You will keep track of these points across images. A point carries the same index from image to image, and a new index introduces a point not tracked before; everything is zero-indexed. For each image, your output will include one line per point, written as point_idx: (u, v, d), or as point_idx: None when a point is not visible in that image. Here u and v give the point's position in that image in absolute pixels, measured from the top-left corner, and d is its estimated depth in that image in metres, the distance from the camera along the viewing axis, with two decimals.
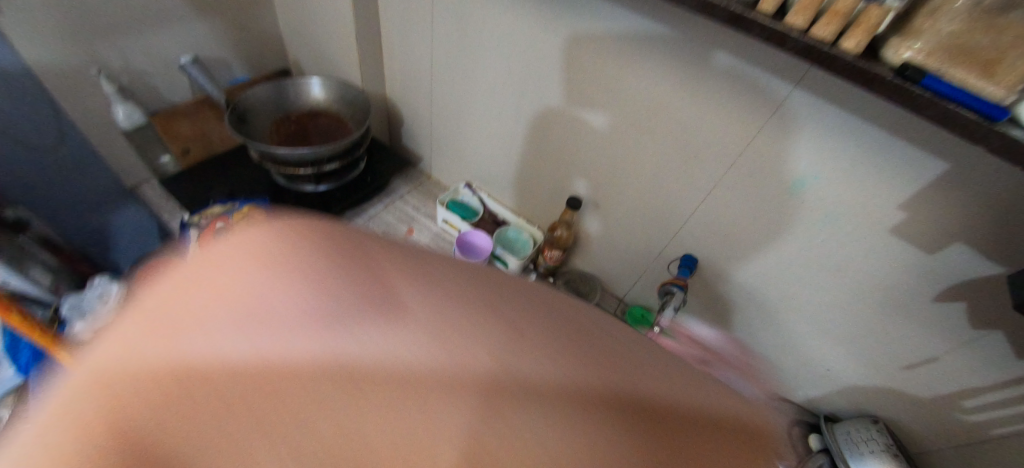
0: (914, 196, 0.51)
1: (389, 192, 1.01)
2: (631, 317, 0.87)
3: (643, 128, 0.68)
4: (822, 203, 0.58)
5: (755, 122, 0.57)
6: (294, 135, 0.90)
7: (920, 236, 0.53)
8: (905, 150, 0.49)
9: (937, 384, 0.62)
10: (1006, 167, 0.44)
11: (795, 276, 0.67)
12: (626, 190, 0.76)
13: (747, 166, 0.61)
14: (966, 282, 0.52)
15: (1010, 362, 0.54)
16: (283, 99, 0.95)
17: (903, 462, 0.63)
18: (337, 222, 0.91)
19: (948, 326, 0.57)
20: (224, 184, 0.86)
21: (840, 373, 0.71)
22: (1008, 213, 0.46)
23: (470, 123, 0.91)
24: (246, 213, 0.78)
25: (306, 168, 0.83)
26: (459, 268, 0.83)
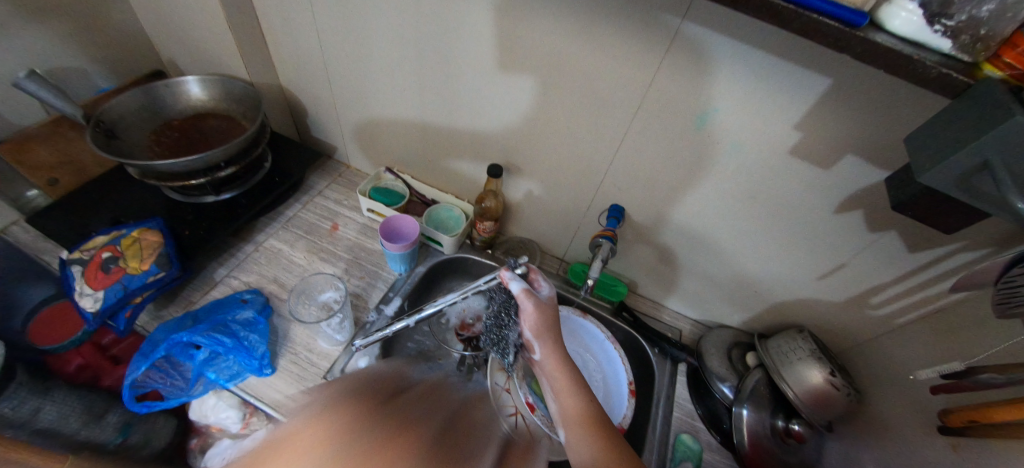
0: (804, 115, 0.52)
1: (306, 189, 0.95)
2: (573, 274, 0.88)
3: (549, 83, 0.65)
4: (723, 135, 0.58)
5: (650, 63, 0.56)
6: (179, 143, 0.80)
7: (814, 153, 0.54)
8: (792, 70, 0.49)
9: (847, 287, 0.66)
10: (880, 75, 0.45)
11: (712, 210, 0.68)
12: (544, 151, 0.74)
13: (652, 108, 0.60)
14: (858, 190, 0.55)
15: (905, 257, 0.58)
16: (158, 105, 0.84)
17: (827, 363, 0.66)
18: (252, 231, 0.85)
19: (850, 233, 0.60)
20: (107, 211, 0.77)
21: (765, 293, 0.76)
22: (887, 118, 0.48)
23: (377, 103, 0.85)
24: (137, 238, 0.70)
25: (198, 178, 0.75)
26: (390, 257, 0.79)
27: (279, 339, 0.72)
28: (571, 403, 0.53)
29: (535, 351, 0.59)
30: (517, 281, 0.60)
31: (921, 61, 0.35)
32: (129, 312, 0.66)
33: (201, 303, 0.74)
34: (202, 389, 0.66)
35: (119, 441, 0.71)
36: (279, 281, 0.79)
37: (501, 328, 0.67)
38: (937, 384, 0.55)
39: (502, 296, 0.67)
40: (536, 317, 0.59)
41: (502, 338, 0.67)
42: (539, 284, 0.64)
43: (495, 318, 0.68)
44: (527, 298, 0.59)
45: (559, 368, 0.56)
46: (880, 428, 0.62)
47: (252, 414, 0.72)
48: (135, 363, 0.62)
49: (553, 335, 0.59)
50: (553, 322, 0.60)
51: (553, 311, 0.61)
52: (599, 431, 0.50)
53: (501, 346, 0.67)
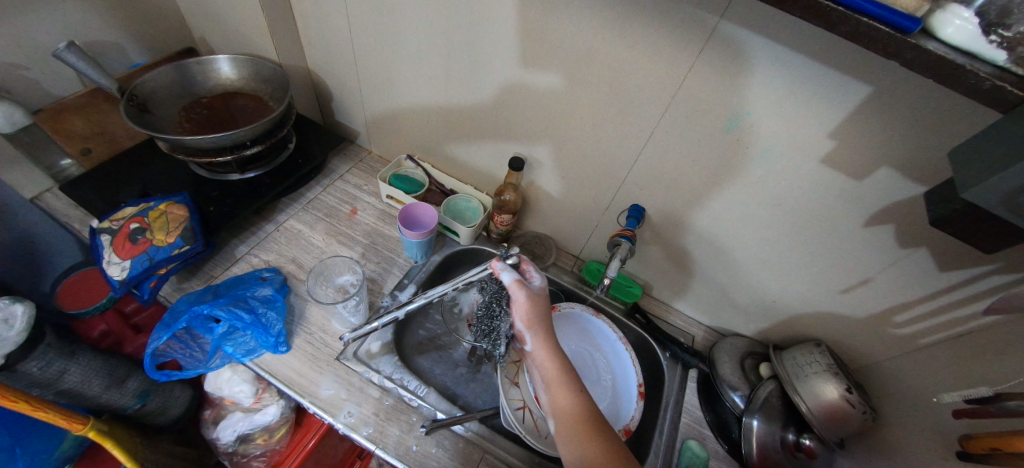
0: (841, 123, 0.50)
1: (327, 172, 0.96)
2: (587, 273, 0.87)
3: (577, 77, 0.64)
4: (753, 140, 0.57)
5: (683, 62, 0.55)
6: (208, 120, 0.82)
7: (849, 163, 0.53)
8: (832, 77, 0.48)
9: (871, 302, 0.65)
10: (927, 86, 0.44)
11: (735, 216, 0.67)
12: (567, 148, 0.74)
13: (682, 109, 0.59)
14: (892, 204, 0.53)
15: (935, 276, 0.57)
16: (190, 82, 0.85)
17: (843, 378, 0.65)
18: (273, 211, 0.86)
19: (879, 248, 0.58)
20: (136, 183, 0.79)
21: (784, 304, 0.74)
22: (929, 129, 0.46)
23: (402, 90, 0.85)
24: (164, 211, 0.72)
25: (226, 156, 0.76)
26: (407, 244, 0.80)
27: (295, 318, 0.73)
28: (563, 397, 0.53)
29: (526, 343, 0.58)
30: (510, 272, 0.60)
31: (973, 71, 0.34)
32: (155, 282, 0.68)
33: (222, 277, 0.75)
34: (219, 362, 0.67)
35: (136, 407, 0.71)
36: (297, 262, 0.80)
37: (492, 319, 0.69)
38: (961, 408, 0.53)
39: (494, 286, 0.70)
40: (527, 307, 0.58)
41: (493, 328, 0.69)
42: (529, 274, 0.63)
43: (486, 309, 0.70)
44: (518, 289, 0.58)
45: (550, 360, 0.56)
46: (896, 448, 0.60)
47: (264, 390, 0.75)
48: (158, 333, 0.64)
49: (543, 326, 0.57)
50: (545, 313, 0.59)
51: (545, 303, 0.60)
52: (589, 429, 0.51)
53: (492, 337, 0.68)
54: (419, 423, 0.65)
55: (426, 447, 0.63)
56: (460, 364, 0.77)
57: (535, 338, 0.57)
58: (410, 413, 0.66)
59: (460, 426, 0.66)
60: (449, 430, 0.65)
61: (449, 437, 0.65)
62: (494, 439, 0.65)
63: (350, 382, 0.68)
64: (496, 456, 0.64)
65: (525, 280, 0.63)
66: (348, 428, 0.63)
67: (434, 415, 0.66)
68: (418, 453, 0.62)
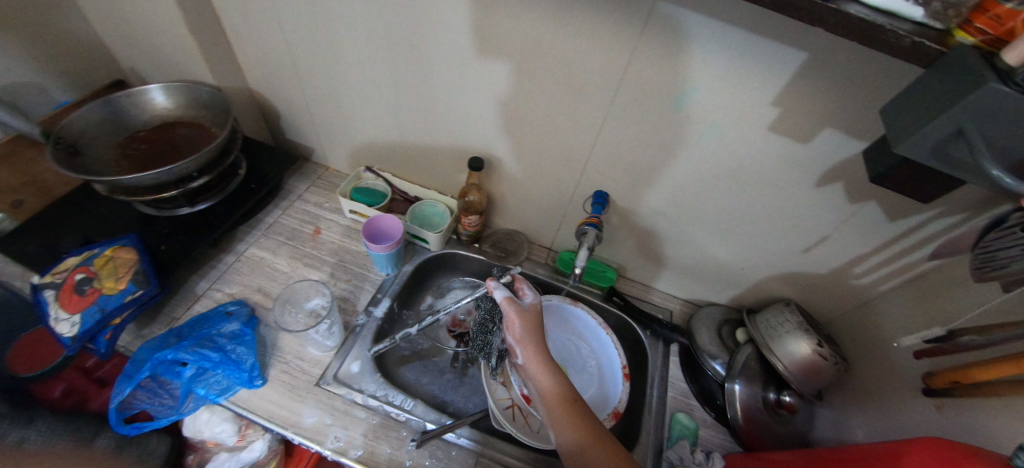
0: (781, 91, 0.51)
1: (285, 194, 0.92)
2: (562, 263, 0.87)
3: (526, 70, 0.63)
4: (702, 115, 0.58)
5: (627, 45, 0.55)
6: (148, 155, 0.77)
7: (793, 128, 0.54)
8: (768, 46, 0.48)
9: (831, 258, 0.67)
10: (853, 47, 0.45)
11: (695, 189, 0.68)
12: (525, 142, 0.73)
13: (630, 92, 0.59)
14: (837, 163, 0.55)
15: (886, 225, 0.59)
16: (122, 116, 0.80)
17: (813, 333, 0.68)
18: (232, 241, 0.83)
19: (831, 205, 0.61)
20: (77, 231, 0.74)
21: (753, 269, 0.76)
22: (863, 87, 0.47)
23: (352, 100, 0.82)
24: (110, 256, 0.68)
25: (171, 190, 0.72)
26: (375, 258, 0.78)
27: (268, 349, 0.71)
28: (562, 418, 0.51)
29: (518, 356, 0.57)
30: (501, 288, 0.60)
31: (896, 31, 0.35)
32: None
33: (185, 318, 0.72)
34: (192, 406, 0.65)
35: None
36: (264, 290, 0.77)
37: (486, 334, 0.69)
38: (920, 349, 0.56)
39: (488, 303, 0.70)
40: (520, 324, 0.58)
41: (488, 342, 0.68)
42: (523, 291, 0.62)
43: (481, 325, 0.69)
44: (509, 305, 0.58)
45: (544, 374, 0.54)
46: (868, 392, 0.64)
47: (248, 425, 0.73)
48: (121, 385, 0.61)
49: (535, 340, 0.57)
50: (537, 330, 0.58)
51: (539, 321, 0.59)
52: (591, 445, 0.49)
53: (487, 351, 0.67)
54: (409, 436, 0.65)
55: (419, 460, 0.63)
56: (445, 370, 0.77)
57: (527, 351, 0.56)
58: (399, 428, 0.65)
59: (453, 434, 0.65)
60: (441, 439, 0.65)
61: (441, 447, 0.64)
62: (488, 442, 0.65)
63: (333, 406, 0.66)
64: (491, 459, 0.64)
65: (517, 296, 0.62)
66: (337, 453, 0.62)
67: (423, 427, 0.65)
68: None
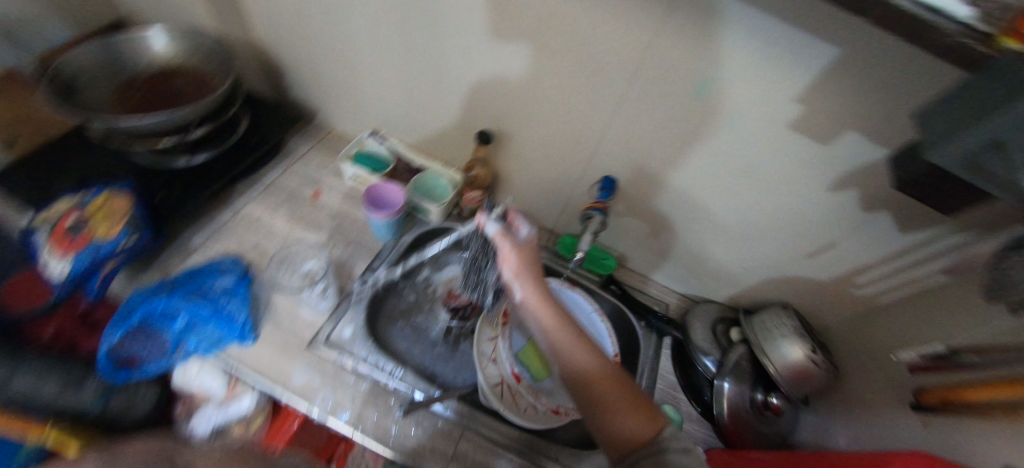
0: (808, 88, 0.49)
1: (287, 153, 0.90)
2: (562, 246, 0.86)
3: (544, 45, 0.60)
4: (723, 107, 0.56)
5: (651, 26, 0.52)
6: (147, 102, 0.75)
7: (815, 128, 0.52)
8: (800, 40, 0.46)
9: (836, 265, 0.66)
10: (891, 48, 0.42)
11: (706, 184, 0.66)
12: (536, 121, 0.71)
13: (650, 77, 0.57)
14: (856, 169, 0.54)
15: (896, 237, 0.58)
16: (121, 58, 0.77)
17: (808, 339, 0.67)
18: (230, 196, 0.82)
19: (843, 212, 0.59)
20: (71, 173, 0.72)
21: (755, 270, 0.76)
22: (894, 90, 0.45)
23: (360, 62, 0.79)
24: (105, 202, 0.66)
25: (169, 139, 0.70)
26: (375, 226, 0.77)
27: (260, 307, 0.70)
28: (569, 345, 0.51)
29: (516, 292, 0.56)
30: (493, 223, 0.59)
31: (938, 29, 0.33)
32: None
33: (178, 270, 0.71)
34: (182, 357, 0.66)
35: (100, 408, 0.69)
36: (260, 249, 0.76)
37: (480, 272, 0.73)
38: (915, 363, 0.55)
39: (479, 242, 0.71)
40: (515, 257, 0.57)
41: (481, 280, 0.73)
42: (517, 226, 0.62)
43: (474, 263, 0.73)
44: (503, 239, 0.58)
45: (544, 306, 0.54)
46: (855, 401, 0.64)
47: (237, 381, 0.74)
48: (112, 331, 0.63)
49: (532, 273, 0.57)
50: (531, 263, 0.58)
51: (533, 254, 0.59)
52: (599, 368, 0.49)
53: (480, 288, 0.73)
54: (397, 405, 0.65)
55: (405, 428, 0.63)
56: (437, 344, 0.76)
57: (524, 285, 0.55)
58: (388, 396, 0.66)
59: (439, 406, 0.66)
60: (428, 410, 0.65)
61: (428, 417, 0.65)
62: (474, 416, 0.66)
63: (323, 369, 0.66)
64: (477, 433, 0.65)
65: (511, 231, 0.62)
66: (323, 415, 0.62)
67: (411, 397, 0.66)
68: (397, 435, 0.62)
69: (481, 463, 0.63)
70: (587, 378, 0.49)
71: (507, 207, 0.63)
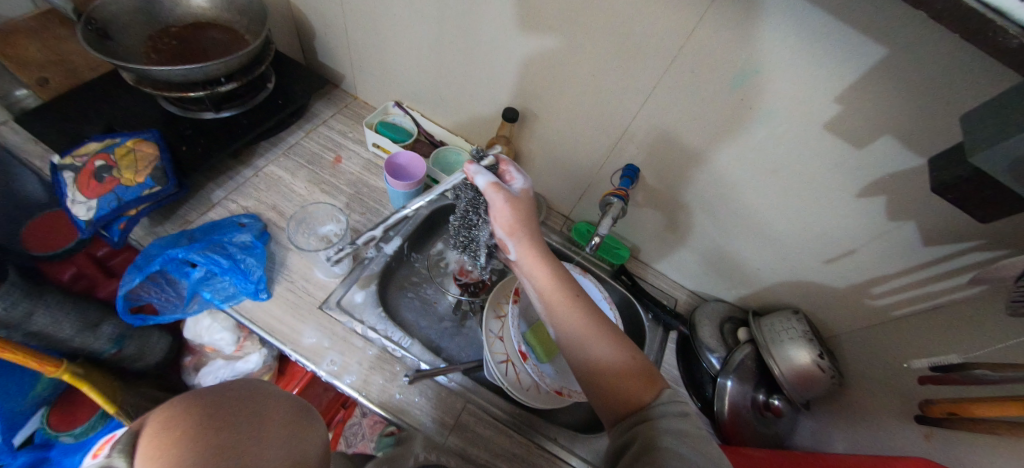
0: (849, 87, 0.48)
1: (310, 116, 0.90)
2: (577, 233, 0.87)
3: (581, 23, 0.59)
4: (759, 100, 0.55)
5: (695, 10, 0.51)
6: (178, 52, 0.75)
7: (850, 130, 0.51)
8: (847, 36, 0.45)
9: (853, 273, 0.66)
10: (943, 50, 0.41)
11: (731, 179, 0.66)
12: (564, 102, 0.70)
13: (687, 64, 0.56)
14: (887, 175, 0.53)
15: (919, 249, 0.57)
16: (154, 7, 0.77)
17: (817, 345, 0.67)
18: (252, 155, 0.82)
19: (869, 219, 0.58)
20: (99, 117, 0.73)
21: (770, 271, 0.75)
22: (939, 95, 0.44)
23: (391, 29, 0.78)
24: (132, 148, 0.68)
25: (198, 91, 0.70)
26: (393, 195, 0.77)
27: (276, 266, 0.71)
28: (562, 307, 0.52)
29: (511, 252, 0.56)
30: (483, 174, 0.55)
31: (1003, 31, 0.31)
32: (100, 452, 0.29)
33: (198, 223, 0.72)
34: (197, 307, 0.67)
35: (111, 352, 0.69)
36: (278, 209, 0.77)
37: (469, 229, 0.63)
38: (926, 374, 0.54)
39: (469, 194, 0.63)
40: (508, 212, 0.54)
41: (472, 239, 0.63)
42: (510, 176, 0.58)
43: (463, 218, 0.63)
44: (495, 192, 0.54)
45: (539, 267, 0.54)
46: (859, 409, 0.64)
47: (245, 338, 0.75)
48: (131, 275, 0.63)
49: (525, 231, 0.55)
50: (526, 218, 0.56)
51: (528, 207, 0.56)
52: (592, 331, 0.50)
53: (471, 248, 0.63)
54: (403, 372, 0.66)
55: (409, 395, 0.64)
56: (445, 318, 0.77)
57: (519, 244, 0.55)
58: (394, 363, 0.66)
59: (444, 377, 0.66)
60: (433, 380, 0.66)
61: (432, 387, 0.66)
62: (477, 390, 0.67)
63: (333, 332, 0.67)
64: (478, 407, 0.66)
65: (504, 182, 0.59)
66: (330, 376, 0.63)
67: (418, 366, 0.66)
68: (400, 400, 0.63)
69: (480, 436, 0.63)
70: (579, 339, 0.50)
71: (498, 154, 0.59)
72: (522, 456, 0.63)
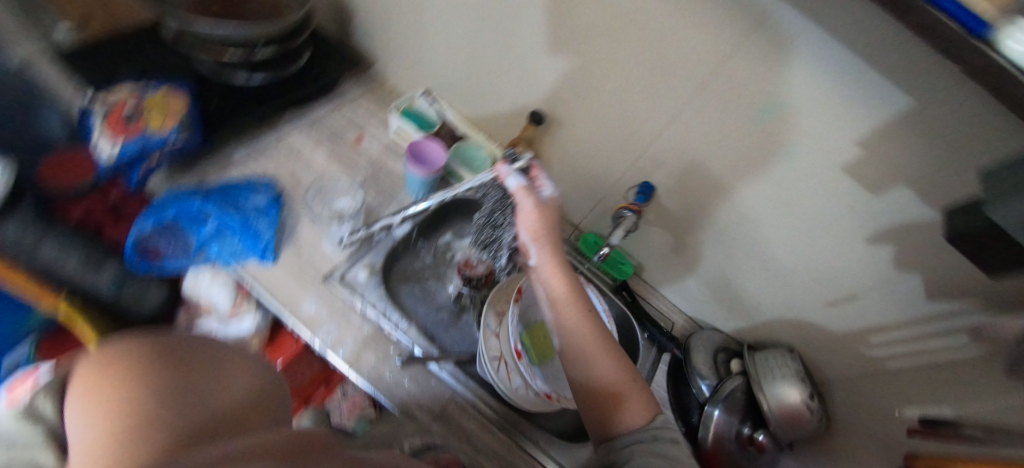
0: (874, 133, 0.49)
1: (338, 93, 0.92)
2: (584, 243, 0.87)
3: (618, 37, 0.60)
4: (783, 135, 0.56)
5: (731, 39, 0.52)
6: (221, 12, 0.77)
7: (869, 175, 0.52)
8: (877, 83, 0.46)
9: (852, 319, 0.66)
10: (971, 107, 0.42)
11: (744, 210, 0.67)
12: (591, 112, 0.72)
13: (717, 91, 0.57)
14: (899, 225, 0.53)
15: (922, 303, 0.58)
16: None
17: (808, 385, 0.67)
18: (277, 122, 0.83)
19: (875, 266, 0.59)
20: (135, 63, 0.75)
21: (771, 306, 0.76)
22: (962, 153, 0.45)
23: (431, 19, 0.80)
24: (162, 99, 0.70)
25: (235, 52, 0.72)
26: (411, 180, 0.78)
27: (285, 232, 0.72)
28: (573, 319, 0.51)
29: (531, 257, 0.56)
30: (517, 177, 0.56)
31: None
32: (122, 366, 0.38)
33: (214, 180, 0.74)
34: (201, 261, 0.69)
35: (111, 293, 0.70)
36: (295, 178, 0.78)
37: (495, 228, 0.70)
38: (915, 426, 0.54)
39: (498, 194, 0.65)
40: (535, 218, 0.55)
41: (495, 237, 0.70)
42: (540, 183, 0.58)
43: (490, 217, 0.70)
44: (525, 197, 0.55)
45: (556, 276, 0.54)
46: (843, 455, 0.64)
47: (243, 300, 0.75)
48: (146, 220, 0.65)
49: (548, 238, 0.55)
50: (550, 226, 0.56)
51: (554, 216, 0.57)
52: (599, 347, 0.50)
53: (493, 245, 0.71)
54: (396, 355, 0.66)
55: (399, 377, 0.64)
56: (443, 308, 0.76)
57: (540, 251, 0.55)
58: (388, 344, 0.67)
59: (435, 365, 0.66)
60: (424, 367, 0.66)
61: (423, 373, 0.66)
62: (467, 384, 0.66)
63: (333, 304, 0.67)
64: (466, 400, 0.65)
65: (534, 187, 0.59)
66: (324, 347, 0.64)
67: (410, 350, 0.66)
68: (390, 381, 0.64)
69: (464, 429, 0.63)
70: (585, 354, 0.50)
71: (532, 159, 0.59)
72: (504, 455, 0.63)
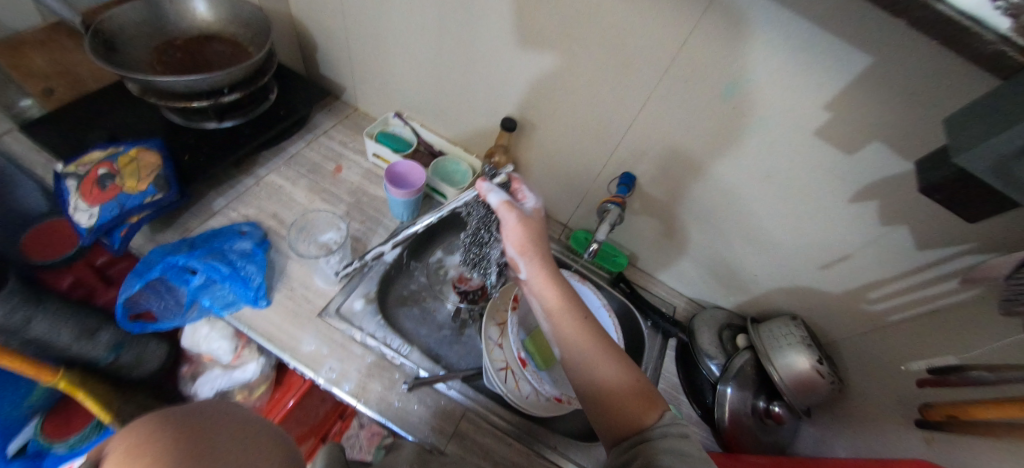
0: (838, 94, 0.49)
1: (311, 127, 0.92)
2: (575, 241, 0.87)
3: (577, 34, 0.61)
4: (750, 109, 0.56)
5: (686, 22, 0.53)
6: (183, 64, 0.77)
7: (840, 136, 0.53)
8: (833, 45, 0.46)
9: (848, 279, 0.67)
10: (927, 57, 0.42)
11: (725, 186, 0.67)
12: (561, 111, 0.72)
13: (680, 73, 0.57)
14: (878, 180, 0.54)
15: (912, 254, 0.58)
16: (161, 20, 0.80)
17: (815, 350, 0.67)
18: (253, 164, 0.83)
19: (861, 223, 0.59)
20: (102, 126, 0.74)
21: (768, 277, 0.76)
22: (925, 103, 0.45)
23: (393, 41, 0.80)
24: (134, 157, 0.68)
25: (202, 101, 0.72)
26: (393, 203, 0.78)
27: (275, 273, 0.72)
28: (570, 327, 0.52)
29: (521, 271, 0.56)
30: (497, 193, 0.55)
31: (977, 36, 0.32)
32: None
33: (198, 231, 0.73)
34: (196, 314, 0.67)
35: (109, 360, 0.69)
36: (278, 217, 0.78)
37: (480, 246, 0.68)
38: (925, 377, 0.54)
39: (482, 211, 0.65)
40: (520, 232, 0.54)
41: (482, 255, 0.68)
42: (523, 196, 0.59)
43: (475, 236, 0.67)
44: (508, 211, 0.54)
45: (549, 286, 0.54)
46: (859, 415, 0.63)
47: (243, 347, 0.74)
48: (131, 281, 0.63)
49: (536, 250, 0.55)
50: (537, 238, 0.56)
51: (540, 227, 0.57)
52: (599, 351, 0.50)
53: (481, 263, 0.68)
54: (402, 380, 0.66)
55: (407, 403, 0.64)
56: (444, 326, 0.76)
57: (529, 264, 0.55)
58: (392, 371, 0.66)
59: (443, 385, 0.66)
60: (432, 388, 0.66)
61: (431, 395, 0.65)
62: (476, 399, 0.66)
63: (332, 339, 0.67)
64: (477, 415, 0.65)
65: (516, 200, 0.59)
66: (329, 383, 0.63)
67: (416, 374, 0.66)
68: (399, 408, 0.63)
69: (480, 445, 0.62)
70: (586, 360, 0.50)
71: (511, 172, 0.60)
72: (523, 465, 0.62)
